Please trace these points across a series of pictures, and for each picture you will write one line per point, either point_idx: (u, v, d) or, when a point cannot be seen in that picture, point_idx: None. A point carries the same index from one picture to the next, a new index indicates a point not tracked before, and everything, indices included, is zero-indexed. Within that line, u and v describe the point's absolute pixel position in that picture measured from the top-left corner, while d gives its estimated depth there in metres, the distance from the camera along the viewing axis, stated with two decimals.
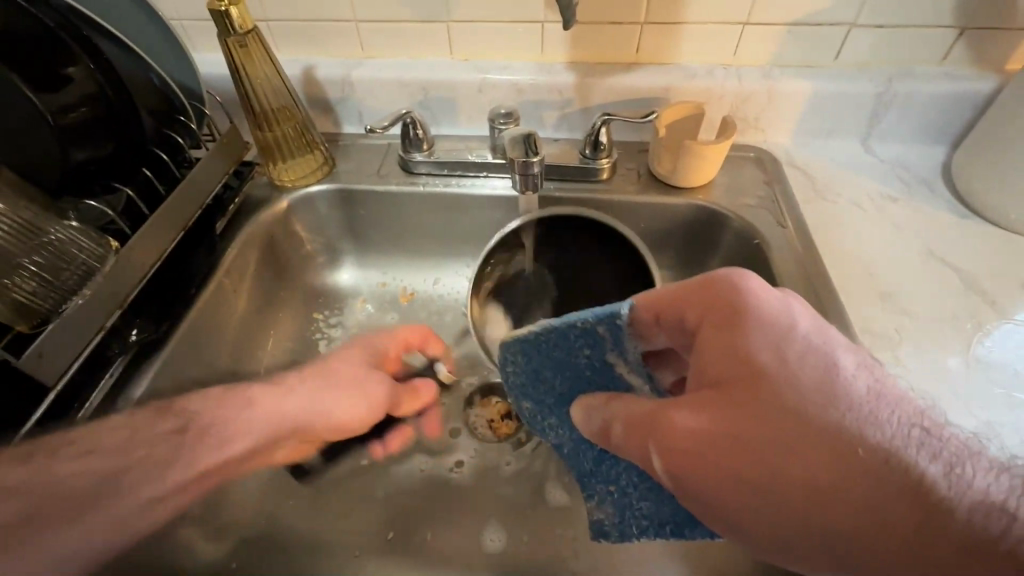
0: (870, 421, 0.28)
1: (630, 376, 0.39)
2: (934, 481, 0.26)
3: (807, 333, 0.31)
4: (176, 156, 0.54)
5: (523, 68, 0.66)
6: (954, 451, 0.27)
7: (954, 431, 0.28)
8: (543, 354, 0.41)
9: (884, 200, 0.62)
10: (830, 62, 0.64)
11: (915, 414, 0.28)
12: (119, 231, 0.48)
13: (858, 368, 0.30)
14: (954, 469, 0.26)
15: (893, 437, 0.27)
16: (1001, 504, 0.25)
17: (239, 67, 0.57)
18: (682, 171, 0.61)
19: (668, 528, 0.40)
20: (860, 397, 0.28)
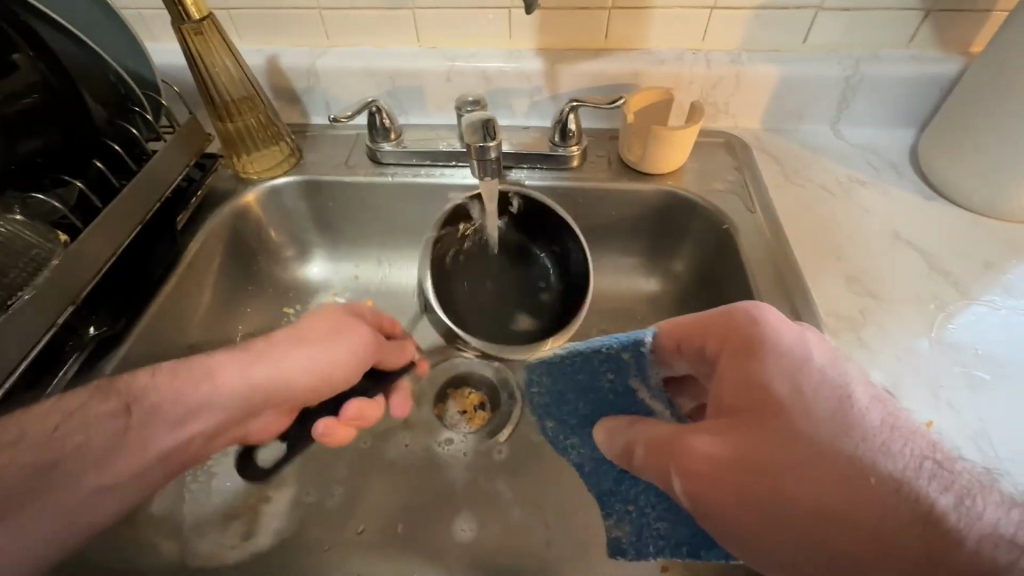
0: (881, 450, 0.27)
1: (654, 404, 0.40)
2: (945, 512, 0.25)
3: (824, 364, 0.30)
4: (133, 150, 0.53)
5: (491, 55, 0.65)
6: (966, 484, 0.26)
7: (966, 465, 0.27)
8: (568, 378, 0.43)
9: (852, 183, 0.62)
10: (798, 45, 0.63)
11: (928, 447, 0.28)
12: (71, 226, 0.47)
13: (872, 399, 0.29)
14: (965, 501, 0.25)
15: (905, 467, 0.27)
16: (1009, 536, 0.24)
17: (196, 57, 0.56)
18: (651, 158, 0.61)
19: (685, 548, 0.40)
20: (872, 427, 0.28)
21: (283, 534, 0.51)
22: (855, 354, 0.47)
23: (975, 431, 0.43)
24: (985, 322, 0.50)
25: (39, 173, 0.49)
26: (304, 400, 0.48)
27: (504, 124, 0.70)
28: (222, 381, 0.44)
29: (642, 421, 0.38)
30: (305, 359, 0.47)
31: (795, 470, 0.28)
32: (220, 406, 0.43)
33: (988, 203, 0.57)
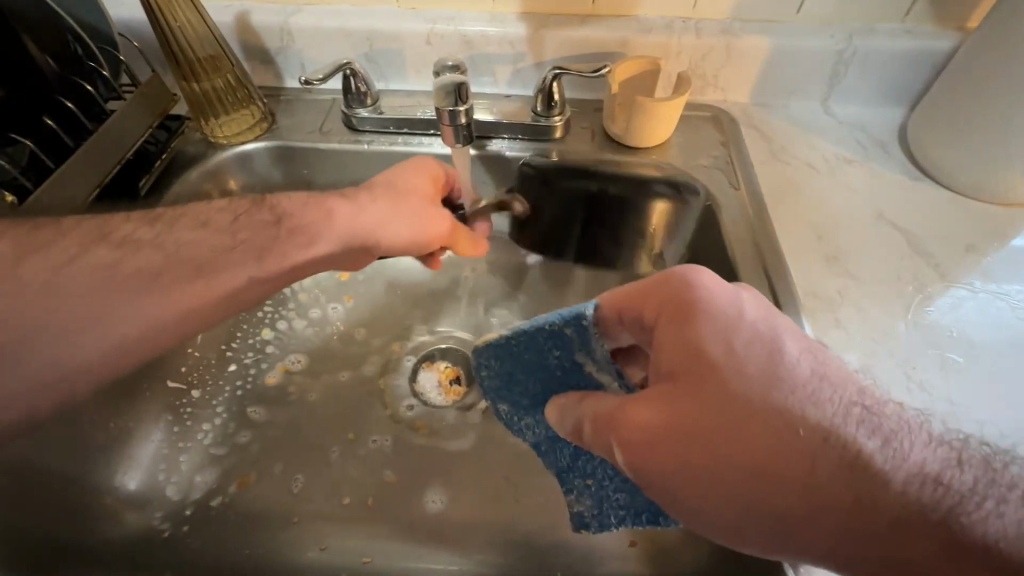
0: (811, 402, 0.27)
1: (603, 376, 0.38)
2: (871, 456, 0.26)
3: (756, 318, 0.30)
4: (90, 108, 0.50)
5: (473, 18, 0.62)
6: (893, 427, 0.27)
7: (895, 408, 0.28)
8: (513, 357, 0.41)
9: (839, 162, 0.61)
10: (792, 16, 0.61)
11: (858, 392, 0.28)
12: (21, 187, 0.44)
13: (803, 349, 0.29)
14: (891, 443, 0.26)
15: (833, 415, 0.27)
16: (936, 476, 0.25)
17: (156, 8, 0.52)
18: (636, 130, 0.59)
19: (645, 516, 0.40)
20: (803, 379, 0.28)
21: (249, 508, 0.50)
22: (831, 335, 0.47)
23: (942, 412, 0.43)
24: (962, 305, 0.49)
25: None
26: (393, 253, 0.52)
27: (486, 92, 0.67)
28: (319, 237, 0.47)
29: (593, 397, 0.36)
30: (399, 228, 0.50)
31: (730, 432, 0.27)
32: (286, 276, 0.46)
33: (972, 182, 0.56)
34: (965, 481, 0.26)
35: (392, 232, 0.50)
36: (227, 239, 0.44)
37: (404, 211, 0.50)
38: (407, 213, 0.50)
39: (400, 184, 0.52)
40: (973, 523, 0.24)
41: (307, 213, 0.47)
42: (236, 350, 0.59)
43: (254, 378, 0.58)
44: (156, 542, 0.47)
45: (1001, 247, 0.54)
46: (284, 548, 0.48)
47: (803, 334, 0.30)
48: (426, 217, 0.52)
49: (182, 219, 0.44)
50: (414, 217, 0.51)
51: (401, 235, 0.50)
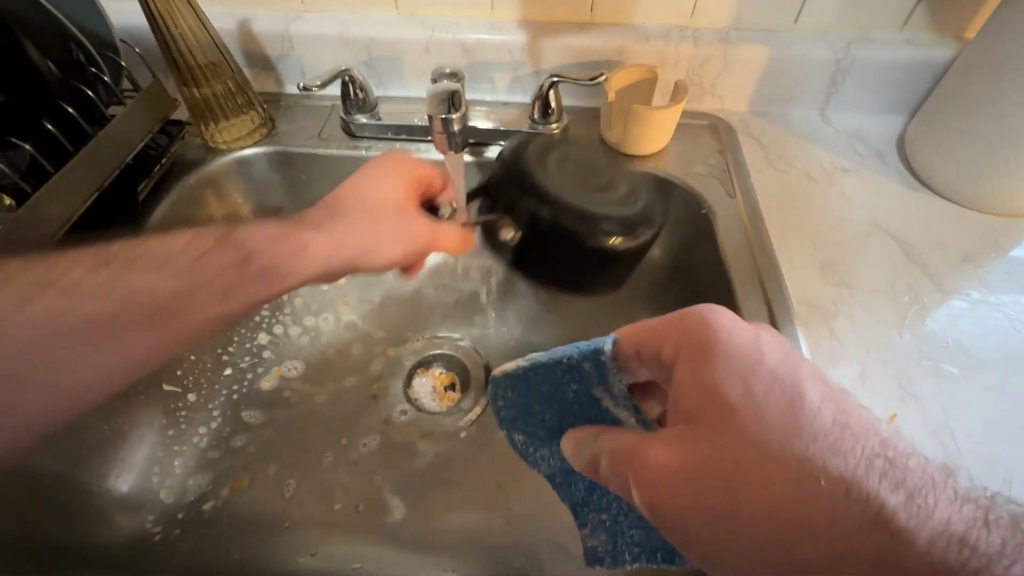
0: (833, 453, 0.27)
1: (620, 410, 0.38)
2: (895, 510, 0.25)
3: (777, 364, 0.30)
4: (91, 114, 0.50)
5: (471, 26, 0.63)
6: (916, 481, 0.27)
7: (917, 461, 0.28)
8: (531, 389, 0.42)
9: (836, 171, 0.61)
10: (789, 25, 0.61)
11: (880, 444, 0.28)
12: (21, 191, 0.45)
13: (825, 397, 0.29)
14: (914, 499, 0.26)
15: (856, 467, 0.27)
16: (960, 534, 0.25)
17: (157, 15, 0.53)
18: (632, 138, 0.59)
19: (659, 555, 0.39)
20: (824, 429, 0.28)
21: (241, 513, 0.50)
22: (825, 344, 0.47)
23: (938, 424, 0.43)
24: (958, 316, 0.49)
25: None
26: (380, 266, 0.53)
27: (484, 99, 0.67)
28: (302, 259, 0.48)
29: (609, 436, 0.36)
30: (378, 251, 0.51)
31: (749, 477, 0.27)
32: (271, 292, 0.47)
33: (969, 191, 0.56)
34: (989, 542, 0.25)
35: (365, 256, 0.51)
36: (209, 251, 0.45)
37: (381, 223, 0.51)
38: (389, 227, 0.51)
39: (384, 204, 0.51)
40: None
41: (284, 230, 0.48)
42: (232, 354, 0.59)
43: (250, 383, 0.58)
44: (147, 546, 0.47)
45: (998, 257, 0.53)
46: (275, 553, 0.48)
47: (824, 381, 0.30)
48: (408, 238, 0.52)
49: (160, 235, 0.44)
50: (397, 231, 0.52)
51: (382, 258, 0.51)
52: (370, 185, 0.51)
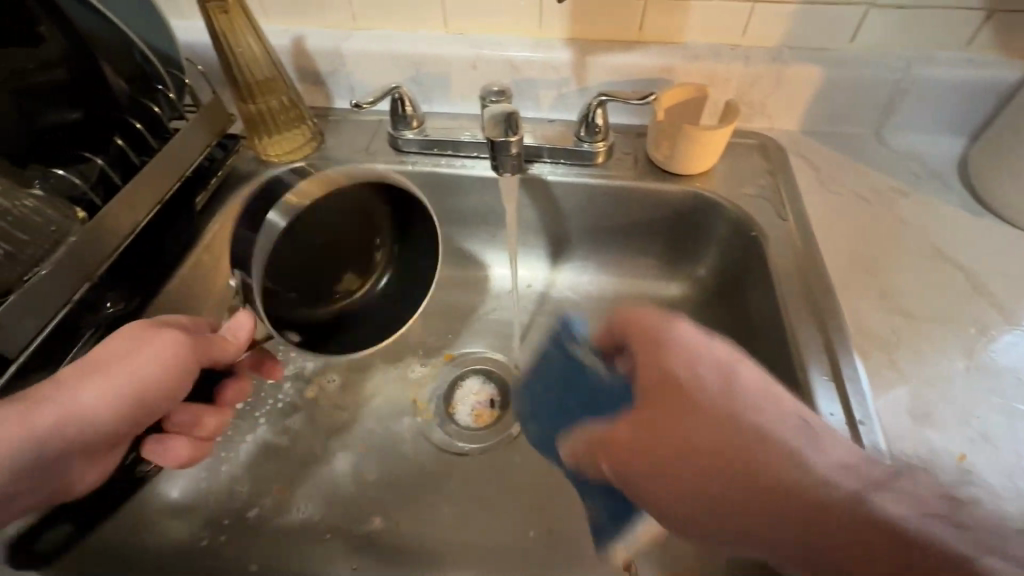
0: (752, 407, 0.34)
1: (598, 364, 0.41)
2: (805, 454, 0.32)
3: (719, 352, 0.37)
4: (156, 129, 0.53)
5: (519, 44, 0.63)
6: (814, 432, 0.34)
7: (822, 425, 0.35)
8: (534, 372, 0.45)
9: (893, 194, 0.59)
10: (845, 44, 0.60)
11: (794, 409, 0.35)
12: (92, 203, 0.47)
13: (743, 370, 0.36)
14: (816, 444, 0.33)
15: (771, 420, 0.34)
16: (847, 466, 0.32)
17: (220, 34, 0.55)
18: (680, 157, 0.58)
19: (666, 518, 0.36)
20: (743, 391, 0.35)
21: (284, 522, 0.50)
22: (885, 376, 0.45)
23: (1011, 464, 0.40)
24: None
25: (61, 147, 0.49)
26: (112, 425, 0.40)
27: (528, 116, 0.68)
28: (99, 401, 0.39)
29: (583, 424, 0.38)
30: (112, 389, 0.40)
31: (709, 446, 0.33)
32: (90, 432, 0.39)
33: None
34: (872, 473, 0.32)
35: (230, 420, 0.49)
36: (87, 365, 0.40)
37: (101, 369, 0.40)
38: (145, 358, 0.40)
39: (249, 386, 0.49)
40: (883, 503, 0.30)
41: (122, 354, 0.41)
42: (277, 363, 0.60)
43: (291, 394, 0.59)
44: (194, 552, 0.48)
45: None
46: (313, 566, 0.47)
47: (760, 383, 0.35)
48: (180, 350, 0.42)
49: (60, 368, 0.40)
50: (154, 355, 0.41)
51: (125, 394, 0.40)
52: (129, 340, 0.41)
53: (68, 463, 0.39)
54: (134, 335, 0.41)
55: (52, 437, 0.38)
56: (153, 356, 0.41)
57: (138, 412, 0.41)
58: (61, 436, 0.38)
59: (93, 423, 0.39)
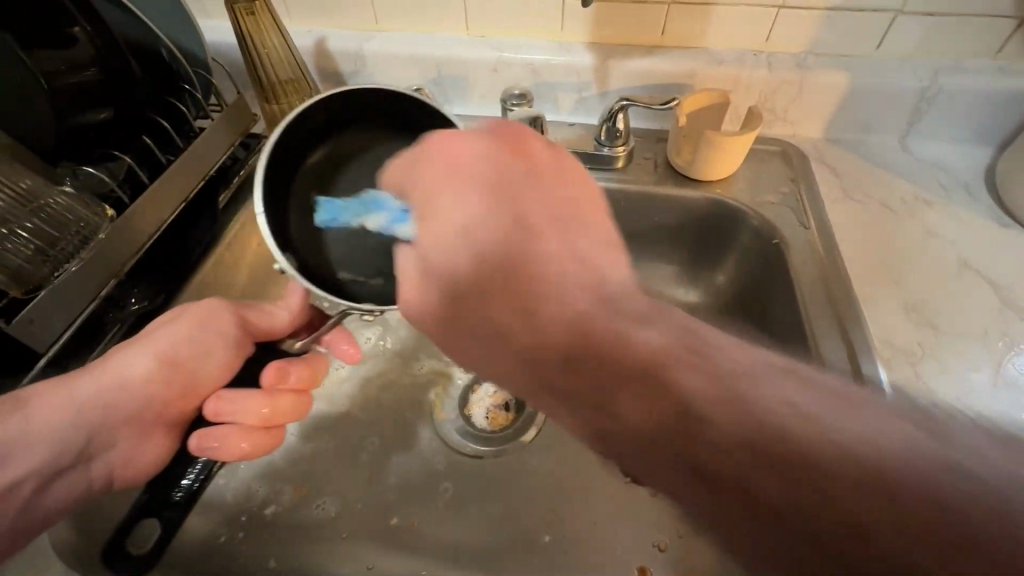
0: (539, 262, 0.29)
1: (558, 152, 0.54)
2: (621, 338, 0.27)
3: (473, 168, 0.30)
4: (181, 127, 0.54)
5: (540, 47, 0.63)
6: (656, 321, 0.28)
7: (642, 304, 0.28)
8: None
9: (918, 203, 0.58)
10: (870, 51, 0.59)
11: (589, 276, 0.29)
12: (119, 200, 0.47)
13: (486, 207, 0.29)
14: (612, 313, 0.27)
15: (562, 301, 0.28)
16: (656, 355, 0.26)
17: (247, 35, 0.56)
18: (701, 163, 0.58)
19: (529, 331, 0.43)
20: (533, 230, 0.29)
21: (301, 520, 0.50)
22: (910, 389, 0.44)
23: None
24: None
25: (88, 147, 0.49)
26: (158, 411, 0.41)
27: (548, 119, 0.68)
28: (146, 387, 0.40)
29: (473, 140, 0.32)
30: (140, 353, 0.41)
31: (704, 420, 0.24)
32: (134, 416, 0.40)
33: None
34: (692, 375, 0.26)
35: (293, 413, 0.44)
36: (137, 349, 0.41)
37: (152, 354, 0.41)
38: (195, 343, 0.42)
39: (304, 369, 0.44)
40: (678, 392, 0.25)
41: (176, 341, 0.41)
42: None
43: None
44: (212, 548, 0.48)
45: None
46: (330, 565, 0.47)
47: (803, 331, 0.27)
48: (215, 311, 0.43)
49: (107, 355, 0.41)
50: (202, 340, 0.42)
51: (151, 360, 0.40)
52: (182, 327, 0.42)
53: (111, 438, 0.40)
54: (184, 322, 0.42)
55: (86, 407, 0.39)
56: (202, 342, 0.42)
57: (183, 396, 0.42)
58: (95, 404, 0.39)
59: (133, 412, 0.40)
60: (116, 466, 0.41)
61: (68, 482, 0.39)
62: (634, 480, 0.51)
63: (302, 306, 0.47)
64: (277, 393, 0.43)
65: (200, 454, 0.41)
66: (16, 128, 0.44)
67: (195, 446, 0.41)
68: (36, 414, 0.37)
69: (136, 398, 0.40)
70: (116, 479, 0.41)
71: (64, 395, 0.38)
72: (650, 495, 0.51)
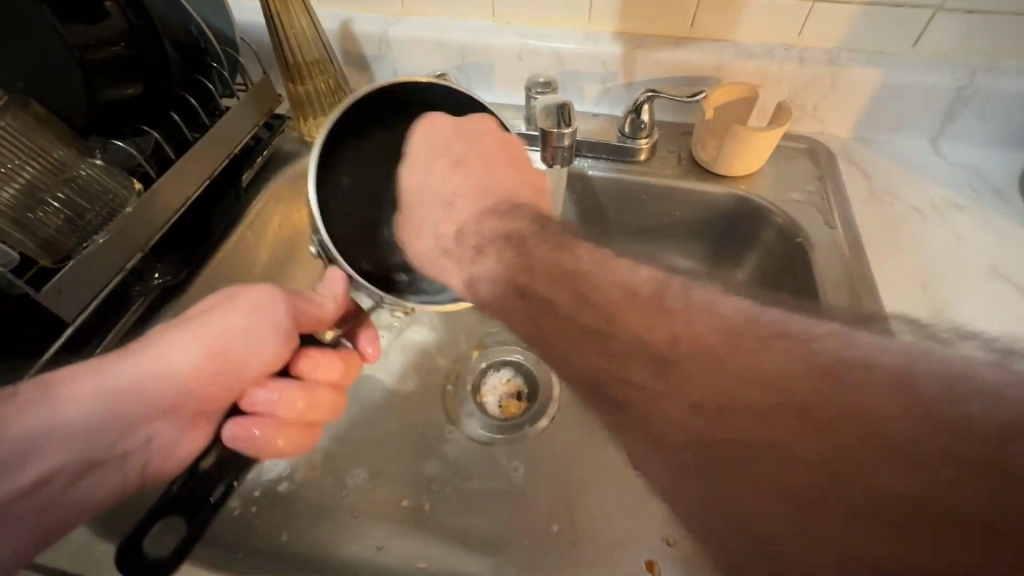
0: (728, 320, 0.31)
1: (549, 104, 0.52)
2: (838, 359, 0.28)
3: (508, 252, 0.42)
4: (208, 104, 0.54)
5: (567, 36, 0.63)
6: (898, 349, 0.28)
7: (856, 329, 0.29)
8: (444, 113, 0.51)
9: (948, 208, 0.57)
10: (906, 49, 0.58)
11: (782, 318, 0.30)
12: (145, 174, 0.48)
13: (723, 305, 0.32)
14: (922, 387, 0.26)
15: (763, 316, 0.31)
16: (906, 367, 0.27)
17: (274, 16, 0.56)
18: (726, 158, 0.57)
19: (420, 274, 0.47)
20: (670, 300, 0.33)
21: (314, 496, 0.51)
22: None
23: None
24: None
25: (119, 122, 0.49)
26: (200, 399, 0.42)
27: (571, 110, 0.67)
28: (187, 375, 0.41)
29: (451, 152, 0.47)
30: (186, 340, 0.41)
31: (859, 379, 0.27)
32: (173, 404, 0.41)
33: None
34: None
35: (329, 407, 0.45)
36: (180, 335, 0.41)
37: (199, 343, 0.41)
38: (240, 332, 0.42)
39: (339, 363, 0.46)
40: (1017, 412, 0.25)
41: (223, 330, 0.42)
42: None
43: None
44: (228, 520, 0.48)
45: None
46: (342, 541, 0.48)
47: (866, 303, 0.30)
48: (267, 304, 0.44)
49: (151, 336, 0.41)
50: (248, 330, 0.42)
51: (201, 350, 0.41)
52: (229, 317, 0.42)
53: (149, 426, 0.40)
54: (234, 314, 0.42)
55: (125, 395, 0.39)
56: (246, 334, 0.42)
57: (224, 385, 0.42)
58: (131, 393, 0.39)
59: (168, 402, 0.40)
60: (152, 457, 0.41)
61: (101, 475, 0.39)
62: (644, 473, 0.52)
63: (345, 297, 0.47)
64: (311, 386, 0.44)
65: (233, 445, 0.42)
66: (53, 103, 0.45)
67: (229, 435, 0.42)
68: (68, 402, 0.37)
69: (177, 385, 0.41)
70: (149, 474, 0.41)
71: (93, 383, 0.38)
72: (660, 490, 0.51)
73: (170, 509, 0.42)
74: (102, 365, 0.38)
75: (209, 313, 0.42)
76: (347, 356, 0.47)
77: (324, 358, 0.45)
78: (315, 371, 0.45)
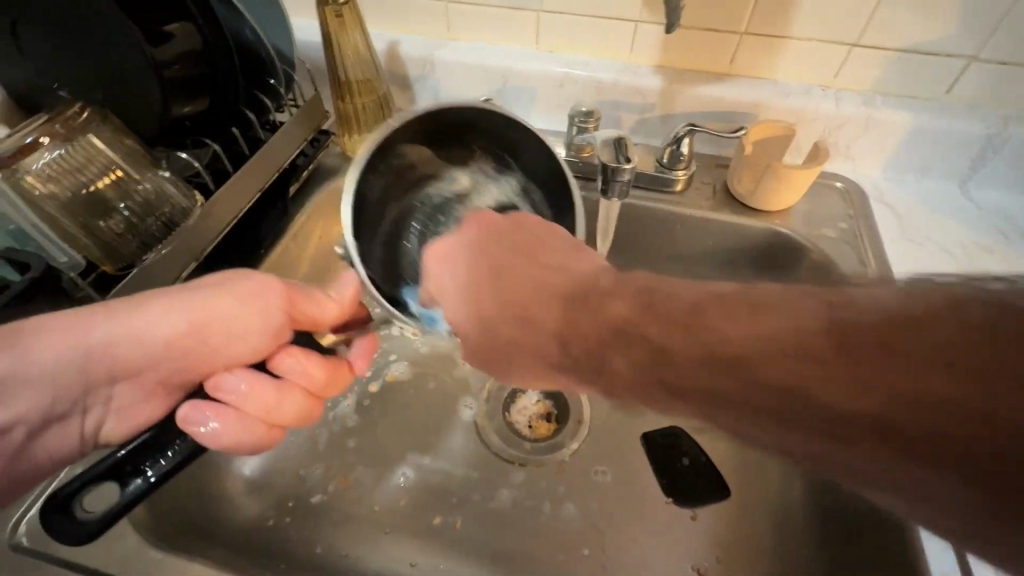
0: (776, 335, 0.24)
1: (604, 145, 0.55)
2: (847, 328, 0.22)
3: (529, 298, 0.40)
4: (262, 117, 0.55)
5: (609, 66, 0.64)
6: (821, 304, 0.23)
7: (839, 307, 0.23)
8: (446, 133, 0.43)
9: (976, 250, 0.58)
10: (939, 95, 0.60)
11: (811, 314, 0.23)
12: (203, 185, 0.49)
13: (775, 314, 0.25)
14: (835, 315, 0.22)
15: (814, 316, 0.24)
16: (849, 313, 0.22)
17: (331, 34, 0.58)
18: (762, 192, 0.58)
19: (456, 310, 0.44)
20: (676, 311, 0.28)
21: (346, 510, 0.52)
22: None
23: None
24: None
25: (183, 133, 0.51)
26: (168, 370, 0.40)
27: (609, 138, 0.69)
28: (164, 352, 0.40)
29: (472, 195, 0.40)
30: (176, 314, 0.40)
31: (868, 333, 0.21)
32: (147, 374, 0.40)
33: None
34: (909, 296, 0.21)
35: (297, 414, 0.43)
36: (164, 303, 0.40)
37: (180, 315, 0.40)
38: (233, 319, 0.42)
39: (321, 371, 0.43)
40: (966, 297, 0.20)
41: (218, 317, 0.41)
42: None
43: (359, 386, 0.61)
44: (261, 531, 0.49)
45: None
46: (372, 556, 0.49)
47: None
48: (264, 294, 0.43)
49: (132, 302, 0.39)
50: (240, 314, 0.42)
51: (185, 322, 0.40)
52: (223, 305, 0.41)
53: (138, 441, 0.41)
54: (230, 305, 0.41)
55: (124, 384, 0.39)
56: (236, 322, 0.42)
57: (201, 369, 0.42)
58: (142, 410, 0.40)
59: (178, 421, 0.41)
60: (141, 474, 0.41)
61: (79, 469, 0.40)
62: (674, 501, 0.52)
63: (351, 300, 0.46)
64: (290, 390, 0.42)
65: (184, 428, 0.38)
66: (127, 116, 0.48)
67: (183, 416, 0.38)
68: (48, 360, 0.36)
69: (152, 362, 0.40)
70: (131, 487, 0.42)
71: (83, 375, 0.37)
72: (689, 518, 0.52)
73: (105, 476, 0.36)
74: (71, 323, 0.36)
75: (204, 291, 0.41)
76: (336, 365, 0.45)
77: (307, 361, 0.43)
78: (291, 374, 0.43)
